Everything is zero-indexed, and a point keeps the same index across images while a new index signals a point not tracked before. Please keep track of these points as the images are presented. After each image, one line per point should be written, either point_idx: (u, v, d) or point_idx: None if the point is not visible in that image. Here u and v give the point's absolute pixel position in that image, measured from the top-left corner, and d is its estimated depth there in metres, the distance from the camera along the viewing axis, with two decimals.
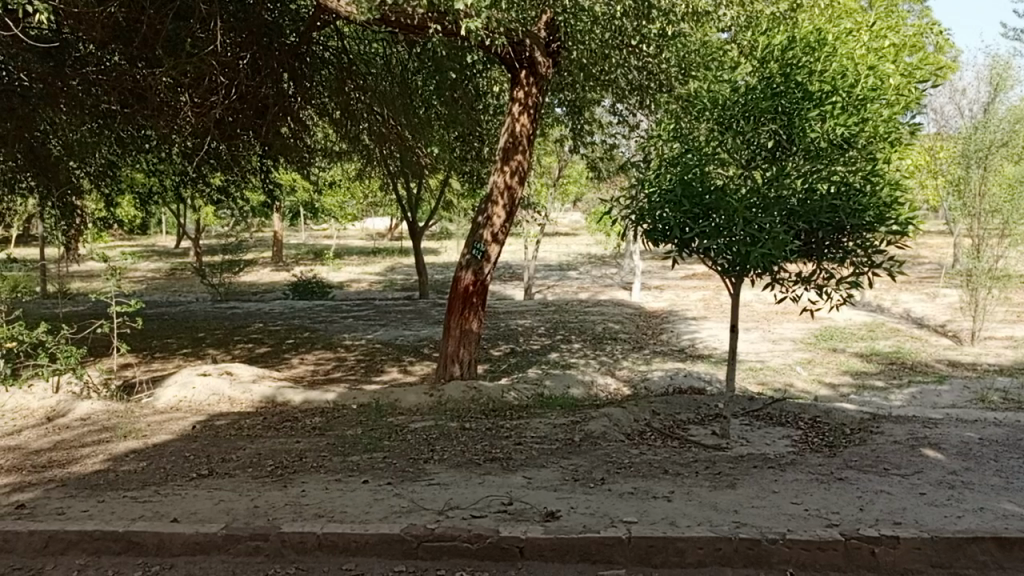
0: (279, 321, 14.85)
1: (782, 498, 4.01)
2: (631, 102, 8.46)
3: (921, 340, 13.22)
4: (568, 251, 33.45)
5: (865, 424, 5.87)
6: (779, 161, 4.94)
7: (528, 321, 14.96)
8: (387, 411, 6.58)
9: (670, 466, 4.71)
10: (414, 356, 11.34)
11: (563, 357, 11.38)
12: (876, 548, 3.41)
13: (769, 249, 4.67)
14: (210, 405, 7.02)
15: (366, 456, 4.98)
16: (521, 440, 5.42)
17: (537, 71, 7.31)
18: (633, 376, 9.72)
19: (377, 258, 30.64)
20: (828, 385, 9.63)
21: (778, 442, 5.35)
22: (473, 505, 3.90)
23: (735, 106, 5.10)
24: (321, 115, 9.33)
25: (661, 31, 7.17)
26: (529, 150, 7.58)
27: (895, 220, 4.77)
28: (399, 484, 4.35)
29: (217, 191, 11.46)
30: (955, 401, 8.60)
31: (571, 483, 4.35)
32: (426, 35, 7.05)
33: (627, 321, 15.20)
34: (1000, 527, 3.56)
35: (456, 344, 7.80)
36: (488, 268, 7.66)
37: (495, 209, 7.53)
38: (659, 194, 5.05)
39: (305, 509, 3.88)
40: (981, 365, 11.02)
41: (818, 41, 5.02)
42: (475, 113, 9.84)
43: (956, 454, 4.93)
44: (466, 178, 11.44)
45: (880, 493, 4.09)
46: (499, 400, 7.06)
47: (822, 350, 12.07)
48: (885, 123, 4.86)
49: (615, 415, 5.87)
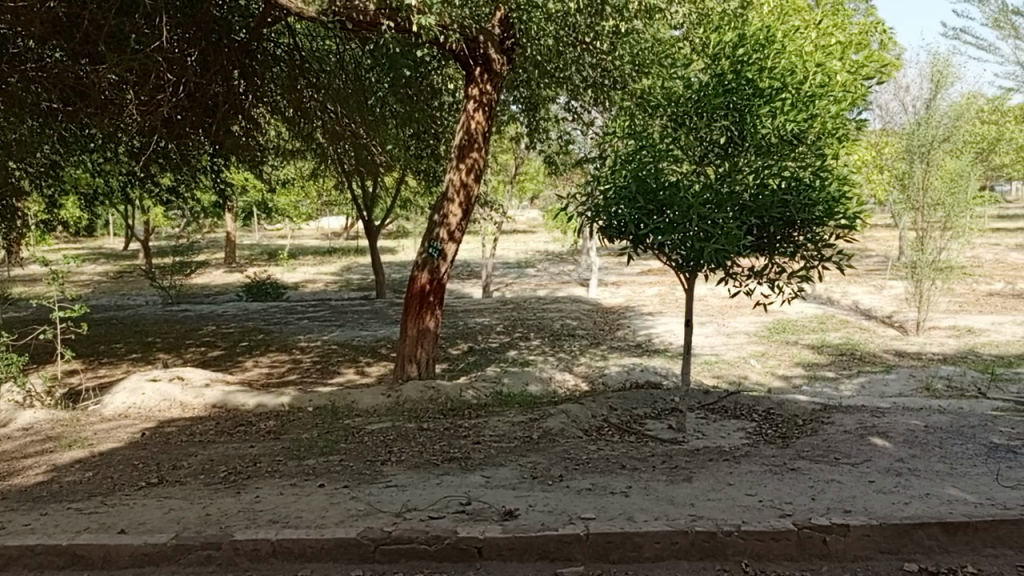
0: (232, 323, 14.55)
1: (736, 491, 4.07)
2: (586, 99, 8.46)
3: (868, 331, 13.57)
4: (526, 248, 33.59)
5: (816, 415, 5.99)
6: (731, 158, 5.01)
7: (486, 319, 14.94)
8: (344, 413, 6.51)
9: (627, 461, 4.75)
10: (371, 356, 11.22)
11: (522, 354, 11.41)
12: (828, 536, 3.47)
13: (722, 244, 4.70)
14: (160, 411, 6.84)
15: (322, 460, 4.91)
16: (479, 438, 5.41)
17: (492, 67, 7.31)
18: (591, 372, 9.79)
19: (332, 258, 30.32)
20: (781, 377, 9.80)
21: (732, 434, 5.44)
22: (432, 506, 3.88)
23: (688, 102, 5.16)
24: (273, 113, 9.18)
25: (615, 27, 7.20)
26: (484, 147, 7.58)
27: (843, 215, 4.89)
28: (355, 487, 4.30)
29: (167, 191, 11.19)
30: (902, 390, 8.85)
31: (530, 481, 4.35)
32: (378, 31, 6.92)
33: (585, 317, 15.29)
34: (945, 512, 3.64)
35: (414, 345, 7.73)
36: (444, 267, 7.62)
37: (451, 207, 7.51)
38: (614, 190, 5.06)
39: (258, 515, 3.80)
40: (926, 354, 11.33)
41: (767, 38, 5.08)
42: (430, 111, 9.77)
43: (903, 441, 5.06)
44: (422, 175, 11.41)
45: (831, 482, 4.18)
46: (458, 399, 7.01)
47: (774, 343, 12.28)
48: (834, 118, 4.95)
49: (572, 411, 5.90)
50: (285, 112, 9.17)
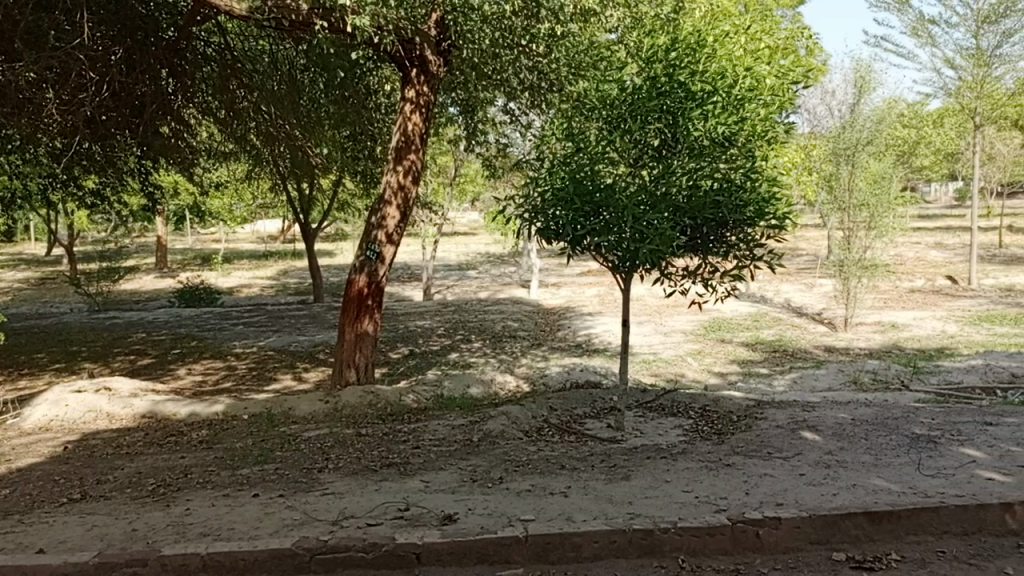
0: (164, 330, 14.09)
1: (673, 488, 4.13)
2: (523, 102, 8.49)
3: (800, 327, 14.00)
4: (467, 250, 33.52)
5: (750, 411, 6.14)
6: (665, 160, 5.08)
7: (427, 322, 14.84)
8: (279, 421, 6.36)
9: (566, 461, 4.77)
10: (309, 362, 11.02)
11: (463, 356, 11.37)
12: (760, 529, 3.55)
13: (657, 245, 4.77)
14: (85, 423, 6.56)
15: (257, 469, 4.79)
16: (419, 443, 5.35)
17: (428, 69, 7.34)
18: (532, 373, 9.82)
19: (268, 262, 29.68)
20: (716, 374, 10.02)
21: (670, 432, 5.52)
22: (370, 513, 3.82)
23: (623, 105, 5.21)
24: (204, 114, 8.94)
25: (552, 30, 7.19)
26: (421, 149, 7.54)
27: (773, 215, 5.02)
28: (292, 495, 4.20)
29: (91, 194, 10.78)
30: (832, 385, 9.16)
31: (470, 484, 4.32)
32: (312, 31, 6.83)
33: (526, 319, 15.34)
34: (871, 502, 3.77)
35: (352, 349, 7.62)
36: (382, 270, 7.54)
37: (389, 209, 7.42)
38: (551, 193, 5.08)
39: (188, 529, 3.68)
40: (854, 349, 11.75)
41: (698, 42, 5.18)
42: (366, 112, 9.69)
43: (832, 435, 5.21)
44: (360, 177, 11.26)
45: (764, 476, 4.28)
46: (398, 404, 6.93)
47: (711, 341, 12.56)
48: (763, 121, 5.10)
49: (512, 413, 5.89)
50: (217, 113, 8.91)
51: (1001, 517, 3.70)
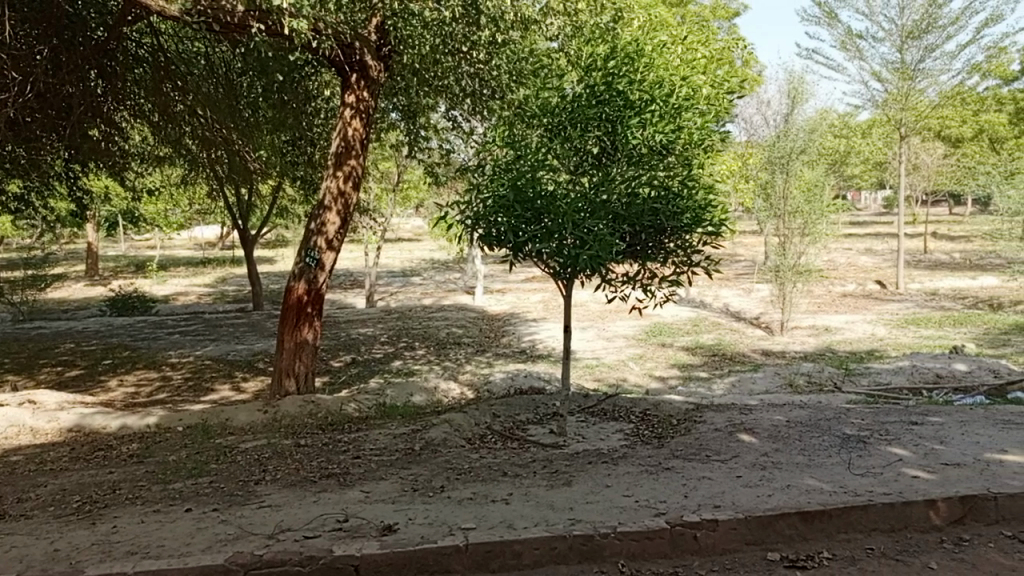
0: (94, 340, 13.58)
1: (614, 492, 4.16)
2: (465, 109, 8.48)
3: (738, 332, 14.32)
4: (411, 257, 33.32)
5: (690, 414, 6.24)
6: (605, 167, 5.13)
7: (369, 329, 14.68)
8: (215, 432, 6.19)
9: (509, 468, 4.76)
10: (248, 371, 10.76)
11: (407, 364, 11.27)
12: (698, 532, 3.60)
13: (597, 251, 4.81)
14: (6, 439, 6.26)
15: (190, 483, 4.64)
16: (359, 453, 5.27)
17: (368, 74, 7.27)
18: (476, 379, 9.79)
19: (206, 269, 28.93)
20: (657, 379, 10.17)
21: (611, 436, 5.57)
22: (307, 525, 3.74)
23: (563, 113, 5.25)
24: (137, 117, 8.68)
25: (493, 37, 7.20)
26: (362, 155, 7.46)
27: (710, 221, 5.13)
28: (226, 509, 4.08)
29: (15, 198, 10.35)
30: (768, 387, 9.39)
31: (410, 494, 4.27)
32: (248, 34, 6.70)
33: (470, 325, 15.31)
34: (804, 502, 3.87)
35: (291, 358, 7.46)
36: (322, 277, 7.40)
37: (329, 215, 7.32)
38: (492, 199, 5.06)
39: (115, 547, 3.54)
40: (789, 353, 12.07)
41: (636, 51, 5.25)
42: (305, 116, 9.52)
43: (768, 436, 5.34)
44: (300, 182, 11.08)
45: (703, 479, 4.35)
46: (339, 413, 6.82)
47: (652, 345, 12.74)
48: (699, 130, 5.20)
49: (455, 421, 5.85)
50: (150, 116, 8.70)
51: (926, 513, 3.84)
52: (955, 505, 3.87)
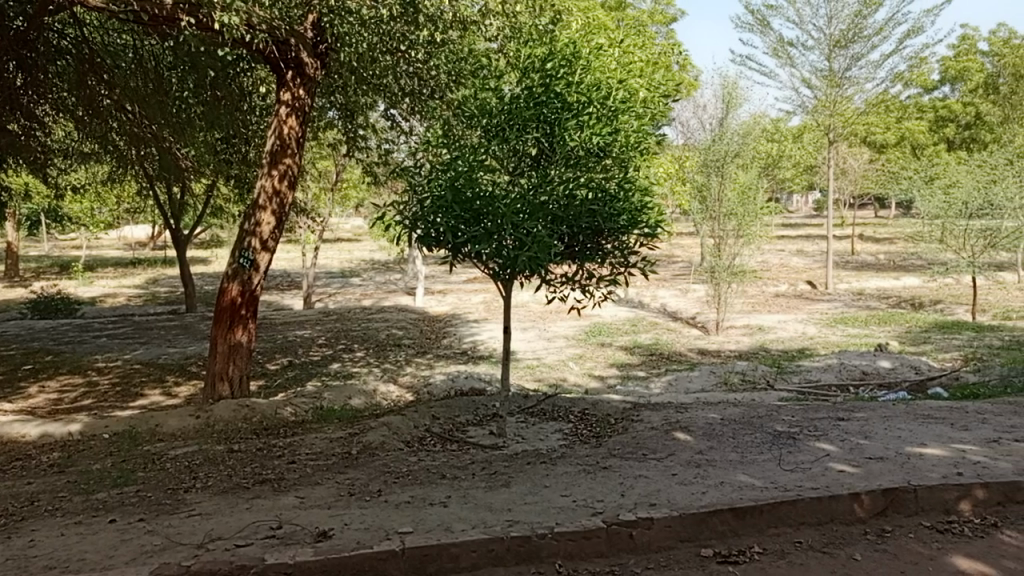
0: (13, 345, 12.96)
1: (552, 492, 4.18)
2: (404, 108, 8.40)
3: (675, 331, 14.59)
4: (351, 257, 32.92)
5: (627, 413, 6.32)
6: (543, 169, 5.15)
7: (307, 331, 14.42)
8: (143, 439, 5.98)
9: (447, 470, 4.73)
10: (180, 375, 10.43)
11: (345, 367, 11.10)
12: (634, 530, 3.64)
13: (536, 252, 4.82)
14: None
15: (115, 492, 4.47)
16: (294, 458, 5.16)
17: (304, 71, 7.13)
18: (416, 382, 9.71)
19: (136, 270, 27.97)
20: (597, 378, 10.27)
21: (550, 437, 5.60)
22: (238, 533, 3.64)
23: (501, 114, 5.24)
24: (59, 111, 8.37)
25: (430, 36, 7.16)
26: (298, 154, 7.31)
27: (646, 223, 5.19)
28: (153, 519, 3.94)
29: None
30: (704, 386, 9.59)
31: (346, 498, 4.20)
32: (178, 27, 6.50)
33: (411, 327, 15.19)
34: (736, 498, 3.95)
35: (224, 361, 7.26)
36: (257, 278, 7.23)
37: (264, 215, 7.16)
38: (431, 200, 5.03)
39: (33, 562, 3.38)
40: (724, 352, 12.36)
41: (573, 54, 5.29)
42: (240, 114, 9.23)
43: (702, 434, 5.44)
44: (234, 181, 10.81)
45: (639, 477, 4.41)
46: (274, 418, 6.67)
47: (592, 345, 12.86)
48: (636, 133, 5.27)
49: (393, 424, 5.79)
50: (74, 111, 8.35)
51: (851, 506, 3.96)
52: (878, 498, 4.01)
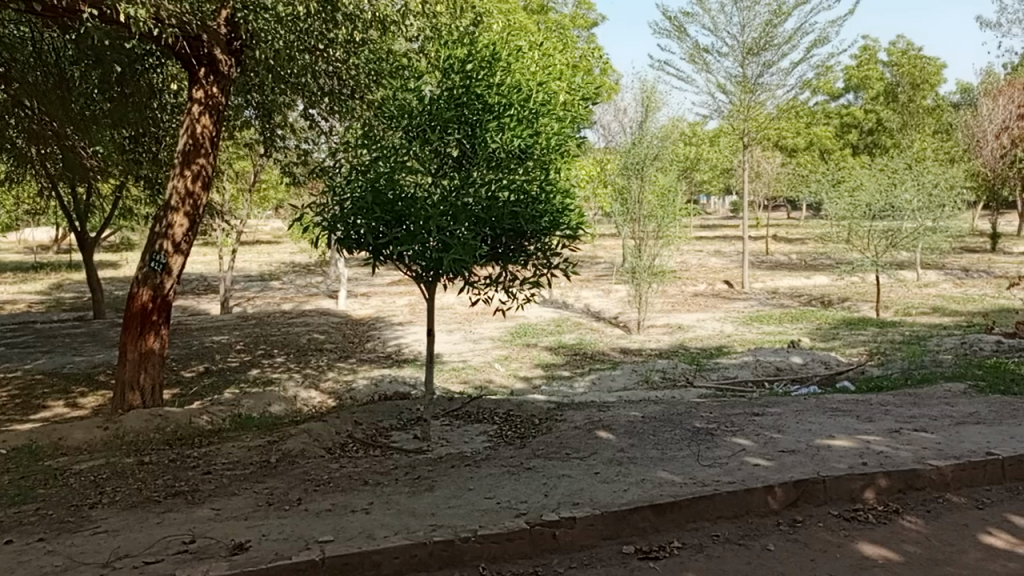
0: None
1: (476, 495, 4.16)
2: (323, 108, 8.20)
3: (598, 331, 14.81)
4: (271, 260, 32.12)
5: (551, 413, 6.36)
6: (465, 170, 5.13)
7: (224, 337, 13.96)
8: (45, 454, 5.65)
9: (369, 476, 4.66)
10: (86, 385, 9.92)
11: (265, 373, 10.80)
12: (557, 530, 3.66)
13: (459, 255, 4.81)
14: None
15: (12, 511, 4.20)
16: (210, 468, 4.98)
17: (217, 69, 6.89)
18: (338, 387, 9.53)
19: (38, 275, 26.50)
20: (521, 379, 10.32)
21: (474, 439, 5.58)
22: (148, 550, 3.48)
23: (422, 115, 5.18)
24: None
25: (349, 36, 7.07)
26: (212, 153, 7.06)
27: (567, 225, 5.23)
28: (54, 538, 3.73)
29: None
30: (626, 384, 9.76)
31: (264, 508, 4.08)
32: (79, 20, 6.18)
33: (333, 330, 14.91)
34: (656, 494, 4.03)
35: (135, 369, 6.94)
36: (169, 283, 6.95)
37: (176, 217, 6.88)
38: (351, 202, 4.94)
39: None
40: (646, 350, 12.62)
41: (492, 56, 5.27)
42: (150, 112, 8.93)
43: (624, 432, 5.53)
44: (143, 182, 10.35)
45: (562, 477, 4.44)
46: (188, 428, 6.42)
47: (517, 346, 12.91)
48: (556, 135, 5.31)
49: (314, 430, 5.66)
50: None
51: (765, 498, 4.10)
52: (790, 489, 4.16)
